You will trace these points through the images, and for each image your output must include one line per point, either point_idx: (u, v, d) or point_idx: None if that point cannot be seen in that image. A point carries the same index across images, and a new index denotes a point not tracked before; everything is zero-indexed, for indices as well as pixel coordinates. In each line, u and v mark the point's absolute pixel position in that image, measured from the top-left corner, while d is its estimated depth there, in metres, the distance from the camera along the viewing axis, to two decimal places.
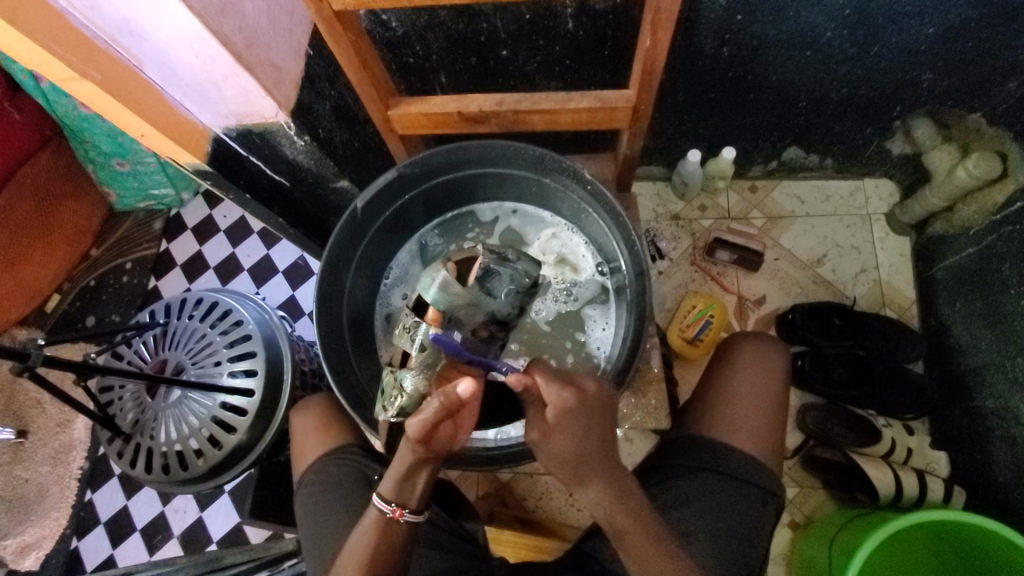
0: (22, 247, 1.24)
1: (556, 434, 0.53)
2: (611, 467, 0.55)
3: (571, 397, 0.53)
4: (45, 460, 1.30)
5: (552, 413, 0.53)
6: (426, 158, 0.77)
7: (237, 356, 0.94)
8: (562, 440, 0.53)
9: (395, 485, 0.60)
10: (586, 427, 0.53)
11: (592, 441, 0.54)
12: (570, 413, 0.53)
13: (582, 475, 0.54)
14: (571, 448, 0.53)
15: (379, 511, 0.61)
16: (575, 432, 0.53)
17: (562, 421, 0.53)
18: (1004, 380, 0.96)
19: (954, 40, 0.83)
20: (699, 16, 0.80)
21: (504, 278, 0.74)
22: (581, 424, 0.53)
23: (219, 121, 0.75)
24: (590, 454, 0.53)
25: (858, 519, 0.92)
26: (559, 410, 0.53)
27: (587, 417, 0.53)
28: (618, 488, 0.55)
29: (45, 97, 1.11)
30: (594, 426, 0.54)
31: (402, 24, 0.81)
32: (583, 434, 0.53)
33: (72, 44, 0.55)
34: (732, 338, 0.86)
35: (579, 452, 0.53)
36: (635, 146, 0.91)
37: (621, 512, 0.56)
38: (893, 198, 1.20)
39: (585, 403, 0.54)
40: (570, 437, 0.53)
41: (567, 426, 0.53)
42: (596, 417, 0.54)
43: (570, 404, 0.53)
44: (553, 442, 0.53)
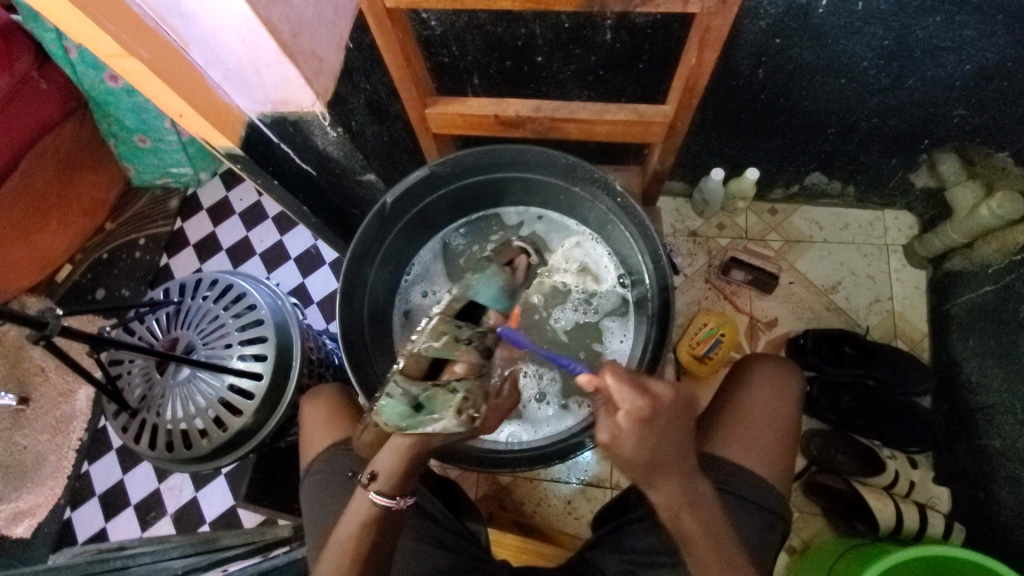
0: (39, 215, 1.24)
1: (627, 441, 0.49)
2: (683, 465, 0.53)
3: (646, 405, 0.49)
4: (45, 429, 1.30)
5: (625, 420, 0.49)
6: (458, 158, 0.77)
7: (248, 339, 0.94)
8: (635, 447, 0.50)
9: (399, 477, 0.59)
10: (658, 434, 0.50)
11: (666, 445, 0.51)
12: (644, 421, 0.49)
13: (653, 478, 0.52)
14: (643, 452, 0.50)
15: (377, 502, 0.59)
16: (649, 441, 0.49)
17: (634, 430, 0.49)
18: (1013, 420, 0.96)
19: (989, 79, 0.83)
20: (737, 37, 0.81)
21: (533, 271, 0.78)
22: (656, 429, 0.49)
23: (255, 107, 0.75)
24: (660, 458, 0.50)
25: (857, 548, 0.92)
26: (632, 417, 0.49)
27: (661, 423, 0.50)
28: (691, 491, 0.54)
29: (73, 68, 1.12)
30: (667, 430, 0.50)
31: (441, 23, 0.81)
32: (657, 440, 0.50)
33: (123, 21, 0.55)
34: (748, 358, 0.86)
35: (652, 457, 0.50)
36: (664, 161, 0.91)
37: (689, 513, 0.54)
38: (912, 230, 1.20)
39: (660, 410, 0.49)
40: (645, 445, 0.49)
41: (639, 435, 0.49)
42: (668, 421, 0.50)
43: (645, 411, 0.49)
44: (623, 448, 0.50)
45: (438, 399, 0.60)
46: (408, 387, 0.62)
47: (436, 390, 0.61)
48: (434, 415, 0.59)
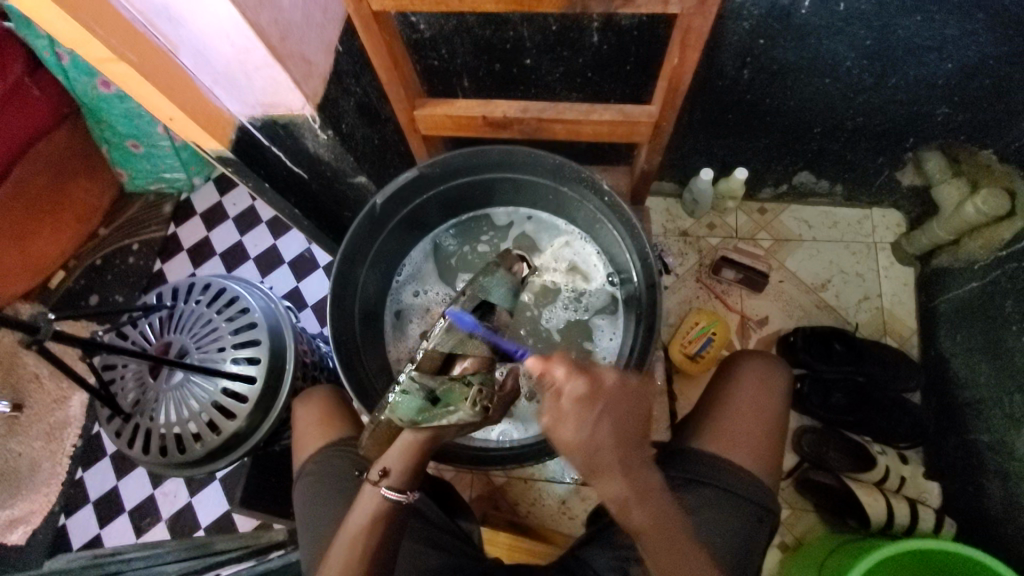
0: (32, 221, 1.24)
1: (568, 424, 0.52)
2: (630, 459, 0.53)
3: (584, 386, 0.52)
4: (38, 435, 1.30)
5: (566, 401, 0.52)
6: (448, 159, 0.78)
7: (241, 342, 0.95)
8: (574, 429, 0.51)
9: (409, 471, 0.63)
10: (599, 418, 0.52)
11: (608, 433, 0.52)
12: (582, 401, 0.52)
13: (596, 470, 0.53)
14: (584, 436, 0.51)
15: (386, 498, 0.63)
16: (588, 422, 0.51)
17: (574, 410, 0.52)
18: (1000, 415, 0.97)
19: (969, 77, 0.84)
20: (722, 38, 0.82)
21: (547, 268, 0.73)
22: (598, 412, 0.52)
23: (245, 110, 0.76)
24: (604, 446, 0.52)
25: (848, 543, 0.93)
26: (572, 398, 0.52)
27: (602, 406, 0.52)
28: (639, 488, 0.54)
29: (66, 74, 1.12)
30: (610, 416, 0.52)
31: (429, 26, 0.82)
32: (598, 424, 0.52)
33: (113, 26, 0.56)
34: (737, 355, 0.87)
35: (592, 442, 0.52)
36: (652, 161, 0.92)
37: (638, 509, 0.55)
38: (900, 228, 1.21)
39: (600, 392, 0.52)
40: (584, 427, 0.51)
41: (578, 415, 0.51)
42: (611, 407, 0.52)
43: (583, 392, 0.52)
44: (563, 432, 0.52)
45: (454, 392, 0.62)
46: (423, 381, 0.62)
47: (451, 382, 0.62)
48: (450, 408, 0.61)
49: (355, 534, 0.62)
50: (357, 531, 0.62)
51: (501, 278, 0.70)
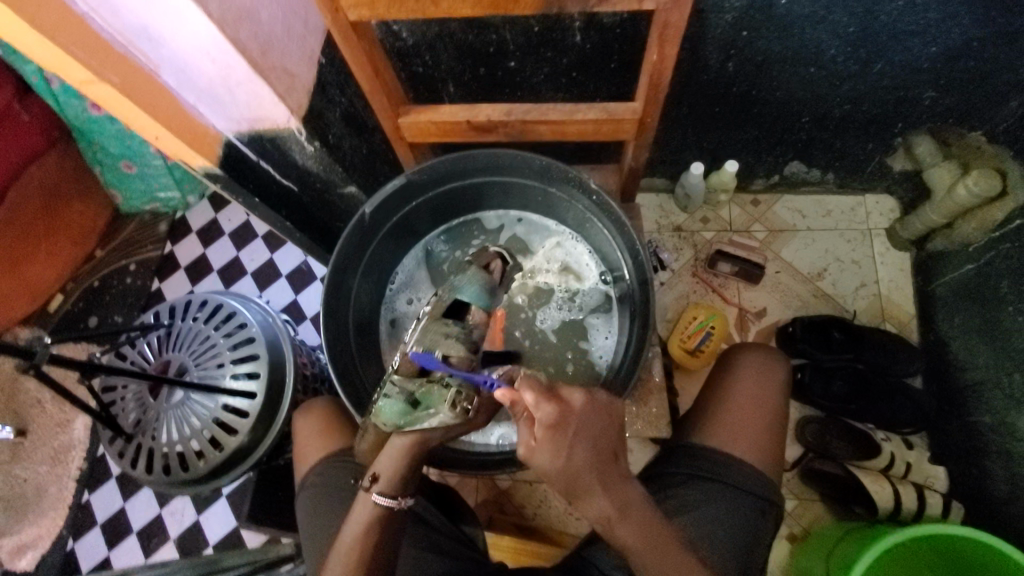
0: (27, 247, 1.25)
1: (543, 453, 0.51)
2: (609, 476, 0.53)
3: (555, 412, 0.51)
4: (43, 460, 1.30)
5: (539, 429, 0.51)
6: (435, 165, 0.78)
7: (240, 358, 0.95)
8: (551, 457, 0.51)
9: (400, 476, 0.62)
10: (574, 442, 0.51)
11: (585, 456, 0.51)
12: (555, 428, 0.51)
13: (577, 492, 0.52)
14: (561, 461, 0.51)
15: (379, 505, 0.62)
16: (564, 448, 0.51)
17: (548, 437, 0.51)
18: (1002, 396, 0.96)
19: (953, 59, 0.84)
20: (704, 32, 0.82)
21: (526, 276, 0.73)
22: (571, 437, 0.51)
23: (232, 126, 0.76)
24: (581, 472, 0.51)
25: (855, 532, 0.92)
26: (545, 425, 0.51)
27: (574, 430, 0.51)
28: (621, 503, 0.54)
29: (55, 99, 1.12)
30: (584, 439, 0.52)
31: (412, 34, 0.82)
32: (572, 448, 0.51)
33: (92, 48, 0.56)
34: (733, 348, 0.86)
35: (570, 466, 0.51)
36: (640, 157, 0.92)
37: (626, 527, 0.55)
38: (894, 213, 1.21)
39: (571, 417, 0.52)
40: (560, 453, 0.51)
41: (553, 441, 0.51)
42: (584, 429, 0.52)
43: (555, 420, 0.51)
44: (538, 461, 0.51)
45: (433, 395, 0.64)
46: (404, 384, 0.66)
47: (428, 384, 0.64)
48: (430, 411, 0.63)
49: (353, 544, 0.62)
50: (355, 541, 0.62)
51: (472, 277, 0.73)
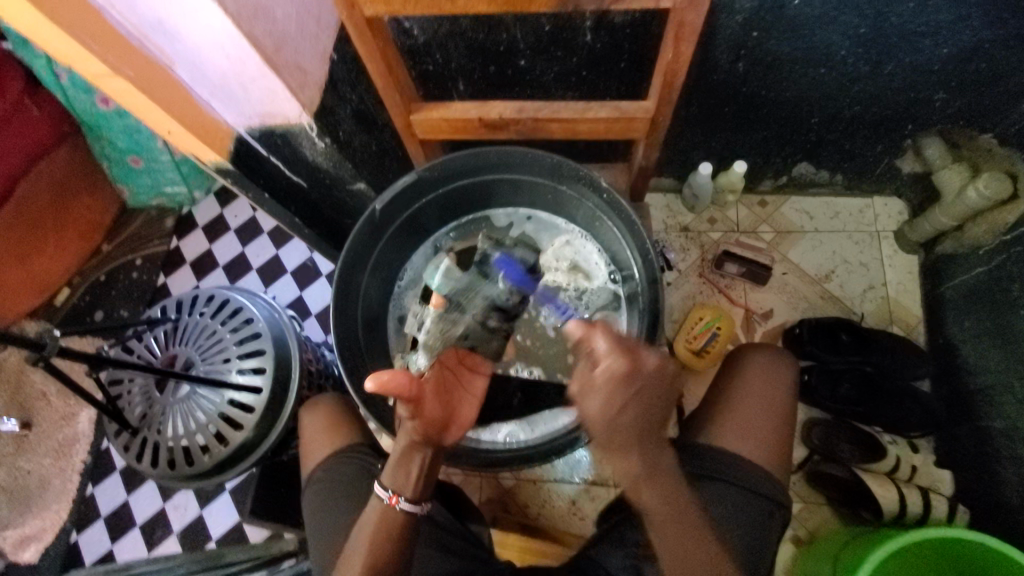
0: (35, 240, 1.25)
1: (600, 399, 0.56)
2: (650, 440, 0.57)
3: (624, 366, 0.56)
4: (47, 453, 1.31)
5: (605, 378, 0.56)
6: (445, 162, 0.78)
7: (246, 353, 0.95)
8: (602, 403, 0.56)
9: (393, 467, 0.64)
10: (629, 399, 0.56)
11: (633, 413, 0.56)
12: (618, 379, 0.56)
13: (617, 443, 0.56)
14: (611, 412, 0.55)
15: (377, 498, 0.64)
16: (620, 400, 0.55)
17: (608, 385, 0.56)
18: (1011, 400, 0.96)
19: (966, 61, 0.84)
20: (716, 31, 0.81)
21: (501, 261, 0.83)
22: (630, 395, 0.55)
23: (243, 121, 0.76)
24: (628, 426, 0.56)
25: (861, 535, 0.92)
26: (610, 374, 0.56)
27: (637, 389, 0.56)
28: (651, 465, 0.58)
29: (65, 93, 1.12)
30: (640, 398, 0.56)
31: (423, 31, 0.82)
32: (624, 406, 0.55)
33: (108, 42, 0.56)
34: (742, 349, 0.86)
35: (618, 418, 0.56)
36: (650, 156, 0.92)
37: (647, 485, 0.58)
38: (902, 216, 1.21)
39: (637, 374, 0.56)
40: (612, 403, 0.55)
41: (610, 393, 0.55)
42: (644, 389, 0.56)
43: (621, 372, 0.56)
44: (590, 405, 0.57)
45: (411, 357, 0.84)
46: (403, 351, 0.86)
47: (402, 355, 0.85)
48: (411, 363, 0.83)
49: (368, 541, 0.62)
50: (372, 535, 0.62)
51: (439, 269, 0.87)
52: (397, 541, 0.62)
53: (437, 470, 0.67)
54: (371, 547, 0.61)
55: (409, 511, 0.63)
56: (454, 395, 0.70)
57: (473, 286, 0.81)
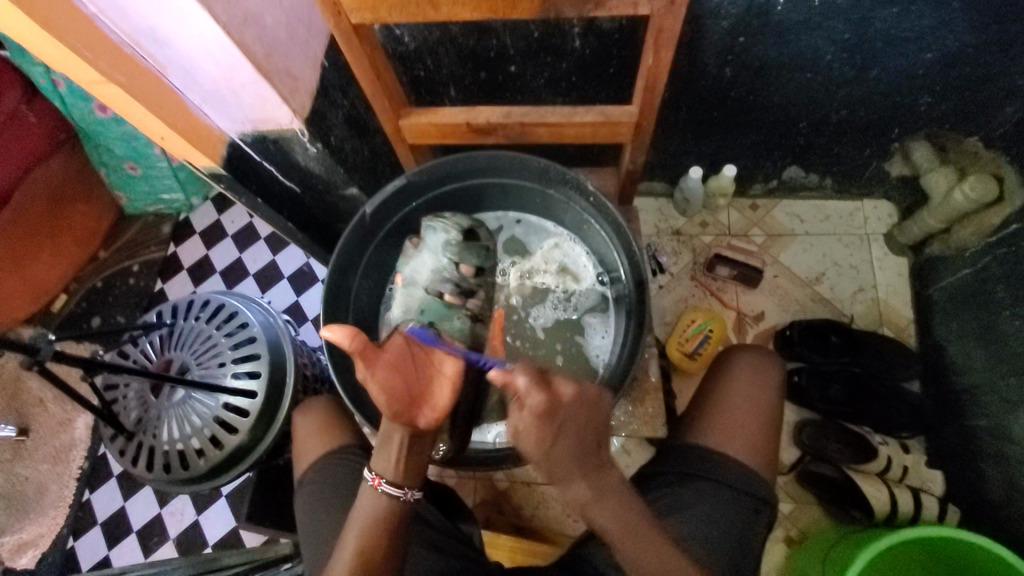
0: (34, 247, 1.26)
1: (529, 435, 0.56)
2: (589, 466, 0.59)
3: (544, 402, 0.55)
4: (44, 459, 1.31)
5: (529, 416, 0.56)
6: (434, 167, 0.79)
7: (241, 357, 0.96)
8: (535, 439, 0.56)
9: (380, 454, 0.64)
10: (557, 431, 0.56)
11: (563, 443, 0.57)
12: (541, 415, 0.56)
13: (557, 472, 0.58)
14: (541, 446, 0.56)
15: (365, 483, 0.64)
16: (547, 435, 0.56)
17: (532, 423, 0.56)
18: (999, 400, 0.97)
19: (950, 66, 0.85)
20: (702, 37, 0.83)
21: (435, 234, 0.79)
22: (556, 426, 0.56)
23: (236, 127, 0.77)
24: (561, 454, 0.57)
25: (851, 535, 0.93)
26: (533, 412, 0.56)
27: (560, 419, 0.56)
28: (598, 487, 0.59)
29: (63, 100, 1.14)
30: (565, 428, 0.57)
31: (413, 38, 0.83)
32: (556, 437, 0.56)
33: (101, 48, 0.57)
34: (729, 349, 0.88)
35: (550, 449, 0.57)
36: (638, 159, 0.93)
37: (598, 507, 0.60)
38: (891, 219, 1.22)
39: (559, 407, 0.56)
40: (544, 438, 0.56)
41: (536, 428, 0.56)
42: (568, 418, 0.57)
43: (544, 409, 0.56)
44: (522, 442, 0.57)
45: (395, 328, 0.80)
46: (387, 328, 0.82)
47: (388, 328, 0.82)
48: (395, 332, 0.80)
49: (356, 534, 0.62)
50: (362, 528, 0.62)
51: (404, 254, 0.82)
52: (388, 534, 0.62)
53: (424, 452, 0.65)
54: (359, 540, 0.61)
55: (391, 496, 0.63)
56: (422, 377, 0.65)
57: (424, 265, 0.79)
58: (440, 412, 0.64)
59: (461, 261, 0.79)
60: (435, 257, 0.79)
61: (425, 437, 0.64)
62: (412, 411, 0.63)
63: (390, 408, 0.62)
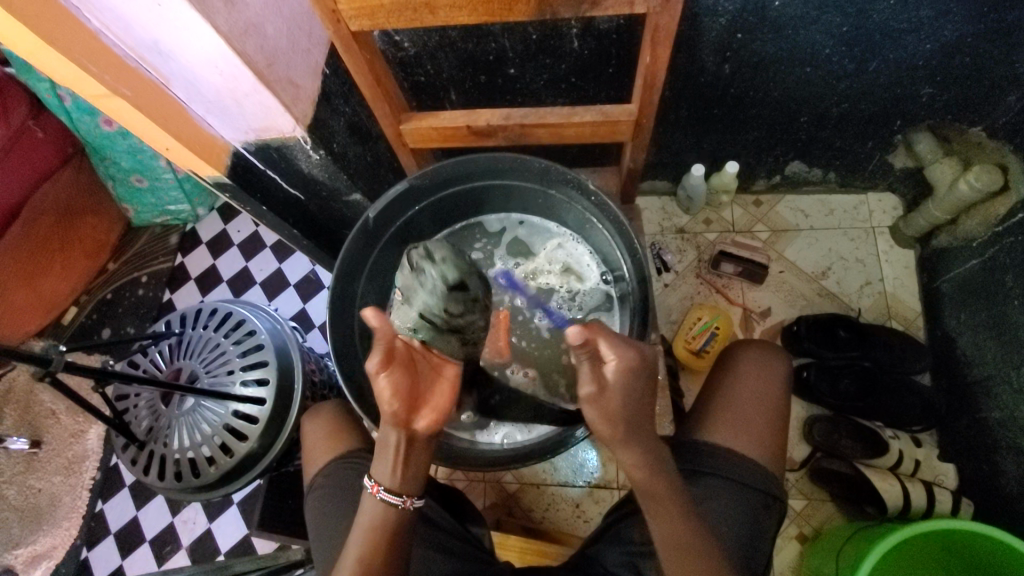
0: (43, 260, 1.27)
1: (614, 393, 0.58)
2: (654, 429, 0.61)
3: (634, 359, 0.58)
4: (57, 470, 1.32)
5: (613, 371, 0.58)
6: (436, 170, 0.79)
7: (249, 365, 0.96)
8: (621, 398, 0.58)
9: (377, 461, 0.62)
10: (639, 389, 0.59)
11: (644, 401, 0.60)
12: (632, 369, 0.58)
13: (629, 434, 0.59)
14: (630, 402, 0.58)
15: (364, 490, 0.63)
16: (631, 391, 0.58)
17: (622, 380, 0.58)
18: (1010, 391, 0.96)
19: (949, 56, 0.85)
20: (700, 35, 0.83)
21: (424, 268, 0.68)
22: (635, 386, 0.59)
23: (239, 136, 0.78)
24: (636, 415, 0.59)
25: (864, 531, 0.92)
26: (621, 370, 0.58)
27: (639, 377, 0.59)
28: (656, 453, 0.61)
29: (69, 115, 1.16)
30: (647, 385, 0.60)
31: (413, 44, 0.84)
32: (635, 395, 0.59)
33: (104, 62, 0.58)
34: (734, 345, 0.87)
35: (631, 409, 0.59)
36: (638, 158, 0.93)
37: (659, 474, 0.61)
38: (897, 211, 1.21)
39: (641, 363, 0.59)
40: (628, 397, 0.58)
41: (629, 384, 0.58)
42: (648, 376, 0.60)
43: (629, 365, 0.58)
44: (607, 401, 0.58)
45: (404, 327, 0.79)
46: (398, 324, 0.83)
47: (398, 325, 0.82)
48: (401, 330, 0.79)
49: (356, 537, 0.62)
50: (366, 533, 0.62)
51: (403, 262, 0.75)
52: (392, 539, 0.62)
53: (423, 459, 0.63)
54: (363, 545, 0.61)
55: (390, 504, 0.62)
56: (422, 380, 0.64)
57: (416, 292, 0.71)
58: (437, 418, 0.63)
59: (449, 305, 0.68)
60: (425, 294, 0.69)
61: (423, 442, 0.63)
62: (412, 414, 0.62)
63: (391, 412, 0.60)
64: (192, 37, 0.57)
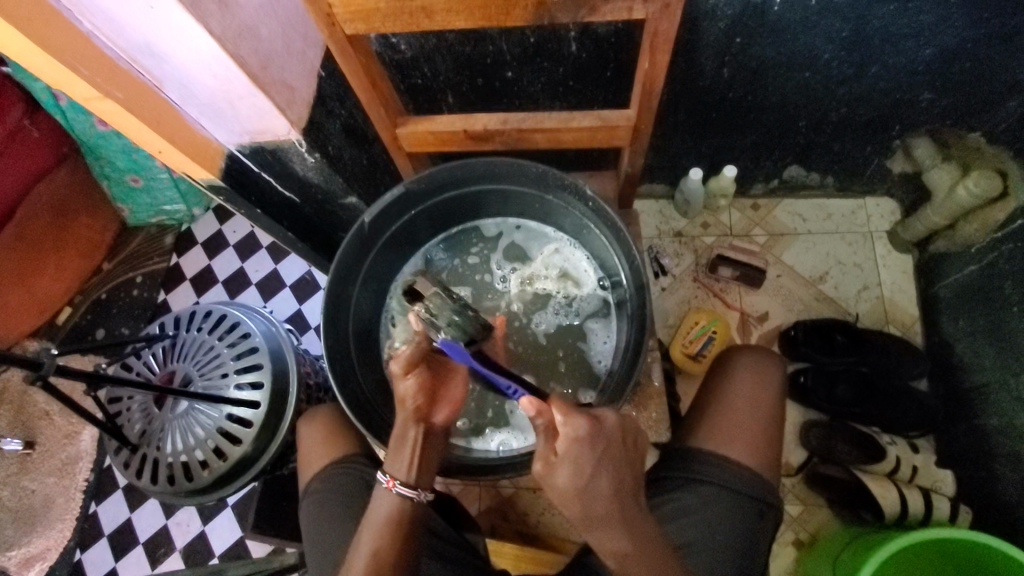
0: (36, 260, 1.26)
1: (564, 470, 0.53)
2: (630, 511, 0.56)
3: (585, 429, 0.53)
4: (50, 472, 1.31)
5: (564, 444, 0.53)
6: (432, 174, 0.78)
7: (244, 367, 0.95)
8: (571, 473, 0.53)
9: (393, 454, 0.62)
10: (598, 464, 0.54)
11: (607, 479, 0.54)
12: (583, 443, 0.53)
13: (596, 521, 0.55)
14: (583, 480, 0.53)
15: (380, 486, 0.62)
16: (587, 467, 0.53)
17: (572, 454, 0.53)
18: (1008, 398, 0.96)
19: (949, 61, 0.84)
20: (699, 39, 0.82)
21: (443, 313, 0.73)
22: (595, 460, 0.54)
23: (233, 138, 0.77)
24: (600, 496, 0.54)
25: (860, 537, 0.92)
26: (571, 441, 0.53)
27: (599, 450, 0.54)
28: (636, 535, 0.57)
29: (64, 115, 1.15)
30: (609, 460, 0.54)
31: (410, 46, 0.83)
32: (594, 470, 0.53)
33: (94, 63, 0.57)
34: (730, 351, 0.87)
35: (590, 487, 0.53)
36: (636, 163, 0.93)
37: (634, 555, 0.57)
38: (894, 216, 1.21)
39: (597, 434, 0.54)
40: (581, 472, 0.53)
41: (578, 459, 0.53)
42: (609, 448, 0.55)
43: (584, 437, 0.53)
44: (557, 478, 0.53)
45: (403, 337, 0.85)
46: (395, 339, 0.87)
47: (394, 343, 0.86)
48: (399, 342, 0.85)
49: (371, 536, 0.61)
50: (376, 532, 0.61)
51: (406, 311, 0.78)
52: (399, 539, 0.61)
53: (436, 453, 0.64)
54: (376, 543, 0.60)
55: (406, 497, 0.61)
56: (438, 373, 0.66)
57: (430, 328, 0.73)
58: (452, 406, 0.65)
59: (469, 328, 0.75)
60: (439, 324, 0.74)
61: (437, 435, 0.64)
62: (430, 405, 0.63)
63: (412, 398, 0.62)
64: (185, 40, 0.56)
